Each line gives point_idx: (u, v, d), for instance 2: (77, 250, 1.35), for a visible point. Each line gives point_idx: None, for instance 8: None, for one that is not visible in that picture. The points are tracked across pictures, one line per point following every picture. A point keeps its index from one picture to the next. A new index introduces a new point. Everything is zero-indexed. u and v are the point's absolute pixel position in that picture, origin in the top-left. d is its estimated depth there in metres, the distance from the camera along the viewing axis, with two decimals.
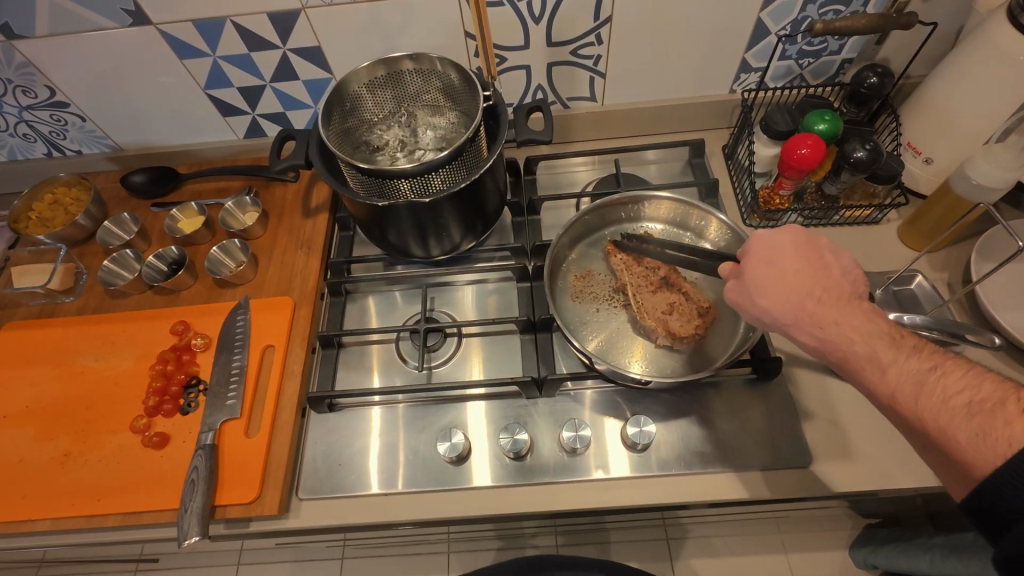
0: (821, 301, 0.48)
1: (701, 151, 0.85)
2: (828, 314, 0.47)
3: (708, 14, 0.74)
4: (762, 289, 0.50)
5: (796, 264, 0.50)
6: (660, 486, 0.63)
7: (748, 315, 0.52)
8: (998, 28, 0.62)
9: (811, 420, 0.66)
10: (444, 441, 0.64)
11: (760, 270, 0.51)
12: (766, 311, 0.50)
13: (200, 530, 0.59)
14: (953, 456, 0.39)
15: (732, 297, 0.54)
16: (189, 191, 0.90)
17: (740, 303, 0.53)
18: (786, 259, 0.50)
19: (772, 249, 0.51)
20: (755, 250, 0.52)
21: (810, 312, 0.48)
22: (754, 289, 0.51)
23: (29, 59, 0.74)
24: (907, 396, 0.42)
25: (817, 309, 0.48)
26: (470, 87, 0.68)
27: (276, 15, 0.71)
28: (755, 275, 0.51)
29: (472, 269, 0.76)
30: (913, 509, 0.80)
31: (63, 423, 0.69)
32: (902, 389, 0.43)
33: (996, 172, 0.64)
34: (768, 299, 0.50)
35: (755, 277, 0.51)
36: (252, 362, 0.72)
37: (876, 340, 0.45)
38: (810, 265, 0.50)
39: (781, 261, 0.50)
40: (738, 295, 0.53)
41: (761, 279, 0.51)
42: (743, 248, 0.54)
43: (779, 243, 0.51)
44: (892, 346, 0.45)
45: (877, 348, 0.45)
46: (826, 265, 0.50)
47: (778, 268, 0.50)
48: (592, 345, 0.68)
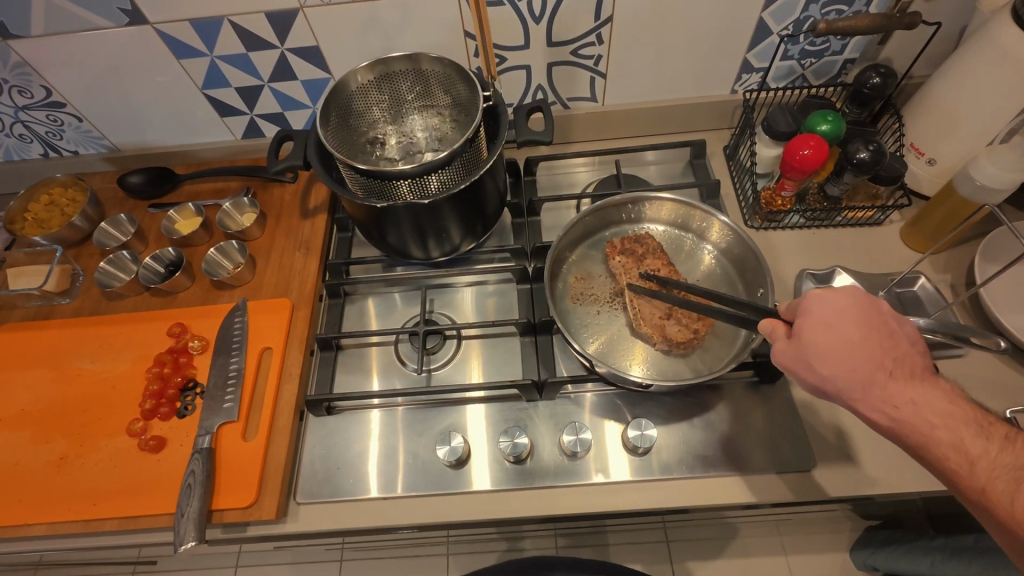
0: (893, 378, 0.45)
1: (702, 152, 0.84)
2: (903, 394, 0.45)
3: (710, 14, 0.73)
4: (825, 358, 0.46)
5: (863, 333, 0.46)
6: (661, 490, 0.62)
7: (803, 382, 0.48)
8: (1002, 28, 0.62)
9: (812, 423, 0.65)
10: (443, 444, 0.64)
11: (823, 339, 0.46)
12: (825, 381, 0.47)
13: (197, 535, 0.58)
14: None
15: (782, 359, 0.49)
16: (187, 192, 0.89)
17: (793, 369, 0.49)
18: (852, 327, 0.46)
19: (835, 314, 0.47)
20: (816, 314, 0.47)
21: (880, 389, 0.45)
22: (815, 359, 0.47)
23: (25, 59, 0.74)
24: (1001, 494, 0.42)
25: (888, 387, 0.45)
26: (469, 88, 0.68)
27: (274, 15, 0.70)
28: (815, 342, 0.47)
29: (471, 270, 0.76)
30: (915, 512, 0.80)
31: (59, 426, 0.69)
32: (994, 487, 0.42)
33: (1000, 174, 0.63)
34: (829, 370, 0.46)
35: (815, 345, 0.47)
36: (249, 365, 0.71)
37: (962, 428, 0.44)
38: (879, 334, 0.46)
39: (846, 331, 0.46)
40: (789, 357, 0.49)
41: (821, 345, 0.46)
42: (801, 308, 0.49)
43: (842, 309, 0.47)
44: (979, 436, 0.44)
45: (965, 439, 0.44)
46: (894, 333, 0.46)
47: (842, 337, 0.46)
48: (592, 348, 0.68)
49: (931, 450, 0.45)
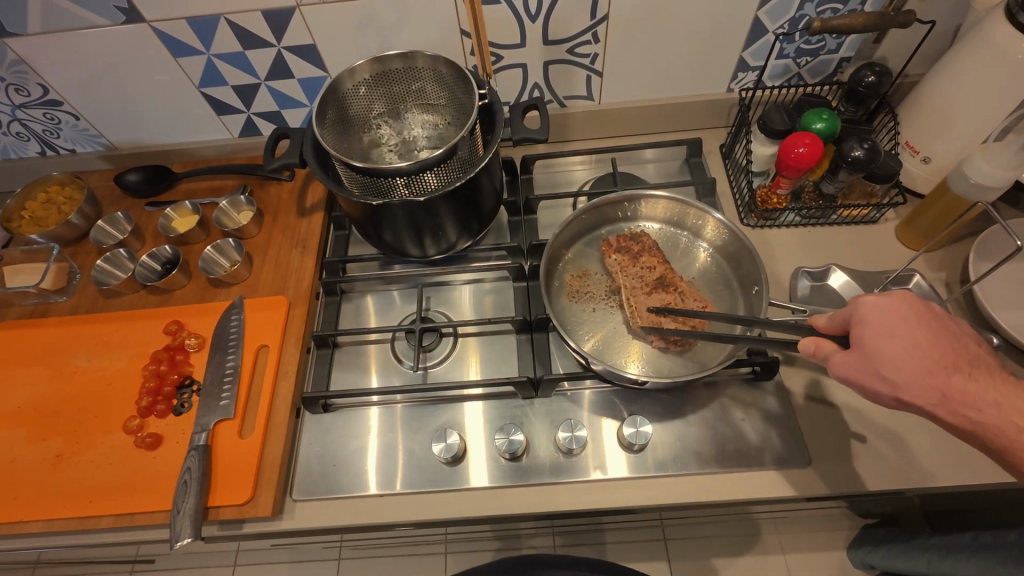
0: (970, 379, 0.45)
1: (698, 150, 0.84)
2: (985, 396, 0.44)
3: (706, 12, 0.74)
4: (899, 367, 0.44)
5: (928, 337, 0.45)
6: (656, 487, 0.63)
7: (874, 393, 0.46)
8: (996, 27, 0.62)
9: (807, 419, 0.65)
10: (439, 441, 0.64)
11: (893, 346, 0.44)
12: (902, 390, 0.44)
13: (193, 531, 0.58)
14: None
15: (844, 373, 0.46)
16: (184, 190, 0.90)
17: (859, 381, 0.46)
18: (915, 331, 0.45)
19: (896, 320, 0.45)
20: (878, 320, 0.45)
21: (960, 393, 0.44)
22: (888, 370, 0.44)
23: (22, 57, 0.74)
24: None
25: (968, 390, 0.44)
26: (465, 86, 0.68)
27: (270, 13, 0.70)
28: (884, 352, 0.44)
29: (468, 268, 0.76)
30: (911, 509, 0.80)
31: (56, 424, 0.69)
32: None
33: (994, 171, 0.64)
34: (907, 378, 0.44)
35: (882, 354, 0.44)
36: (246, 362, 0.71)
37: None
38: (939, 336, 0.45)
39: (912, 336, 0.45)
40: (852, 370, 0.46)
41: (891, 355, 0.44)
42: (858, 316, 0.46)
43: (901, 313, 0.45)
44: None
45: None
46: (953, 334, 0.46)
47: (907, 343, 0.44)
48: (588, 346, 0.68)
49: (1006, 444, 0.45)
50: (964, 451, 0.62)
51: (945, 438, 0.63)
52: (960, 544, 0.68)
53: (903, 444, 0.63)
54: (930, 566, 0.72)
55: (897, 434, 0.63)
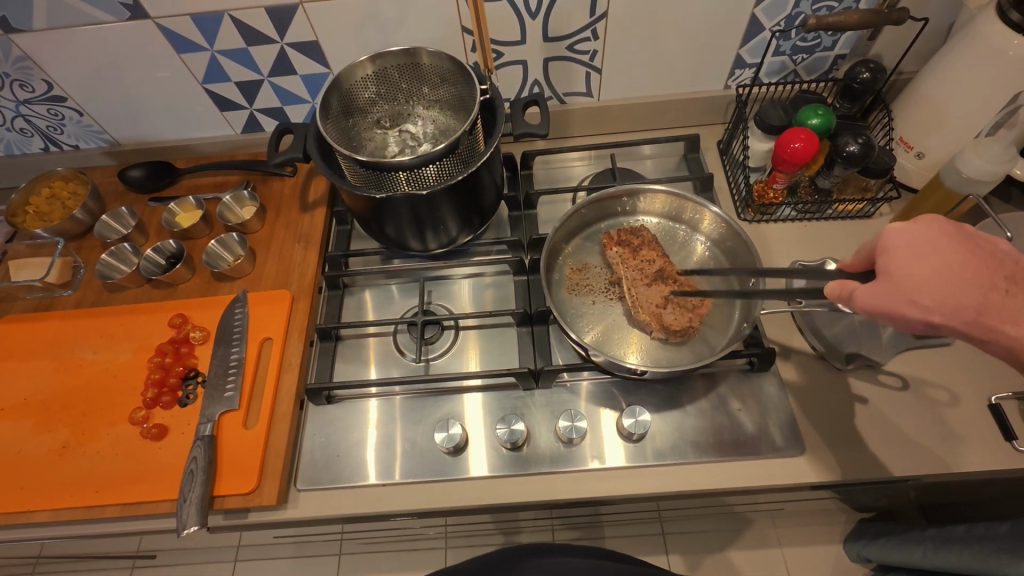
0: (1004, 295, 0.42)
1: (695, 146, 0.85)
2: (1017, 309, 0.42)
3: (703, 10, 0.75)
4: (928, 287, 0.42)
5: (956, 256, 0.43)
6: (653, 476, 0.64)
7: (906, 321, 0.43)
8: (988, 24, 0.63)
9: (802, 410, 0.66)
10: (441, 431, 0.65)
11: (917, 267, 0.43)
12: (934, 312, 0.42)
13: (199, 519, 0.59)
14: None
15: (876, 304, 0.43)
16: (187, 185, 0.90)
17: (889, 310, 0.43)
18: (941, 253, 0.43)
19: (919, 243, 0.44)
20: (898, 246, 0.44)
21: (990, 308, 0.42)
22: (918, 289, 0.42)
23: (27, 53, 0.74)
24: None
25: (1000, 305, 0.42)
26: (466, 80, 0.69)
27: (274, 10, 0.71)
28: (912, 274, 0.43)
29: (468, 262, 0.77)
30: (906, 502, 0.81)
31: (62, 415, 0.70)
32: None
33: (985, 165, 0.65)
34: (936, 300, 0.42)
35: (912, 276, 0.43)
36: (250, 355, 0.72)
37: None
38: (973, 255, 0.43)
39: (937, 256, 0.43)
40: (880, 299, 0.43)
41: (920, 275, 0.43)
42: (884, 245, 0.45)
43: (927, 237, 0.44)
44: None
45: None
46: (983, 254, 0.44)
47: (938, 265, 0.43)
48: (588, 337, 0.69)
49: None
50: (957, 441, 0.63)
51: (938, 429, 0.64)
52: (954, 535, 0.69)
53: (897, 435, 0.64)
54: (925, 559, 0.73)
55: (890, 424, 0.65)
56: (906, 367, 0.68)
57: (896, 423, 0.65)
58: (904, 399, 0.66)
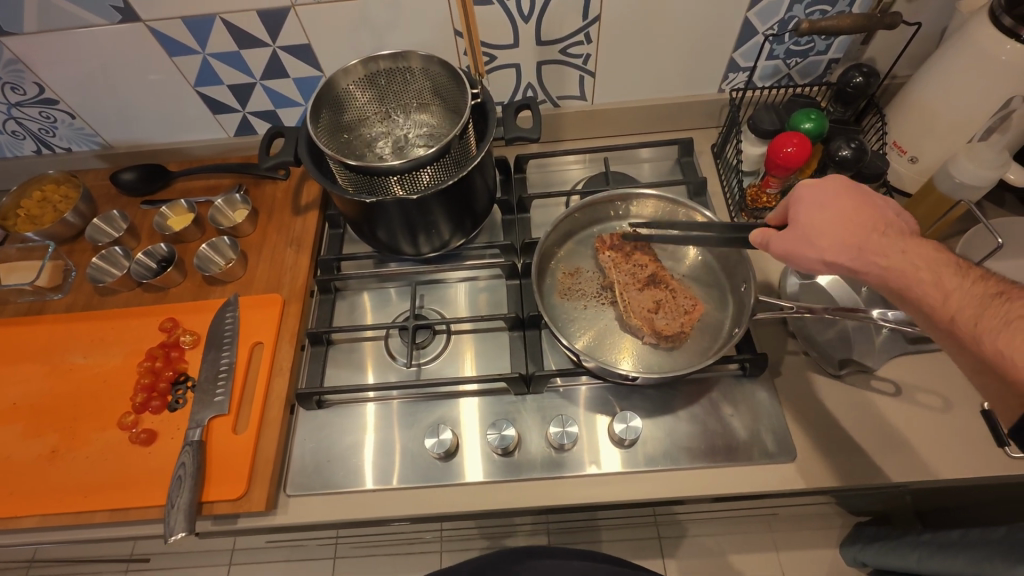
0: (893, 237, 0.50)
1: (689, 150, 0.85)
2: (897, 247, 0.49)
3: (695, 15, 0.75)
4: (821, 231, 0.51)
5: (852, 206, 0.51)
6: (646, 482, 0.63)
7: (807, 262, 0.51)
8: (980, 29, 0.63)
9: (797, 416, 0.66)
10: (432, 436, 0.65)
11: (817, 214, 0.51)
12: (827, 253, 0.51)
13: (187, 526, 0.59)
14: (1006, 374, 0.43)
15: (782, 248, 0.52)
16: (179, 189, 0.90)
17: (793, 252, 0.52)
18: (842, 202, 0.52)
19: (824, 194, 0.52)
20: (808, 198, 0.52)
21: (876, 247, 0.50)
22: (813, 234, 0.51)
23: (18, 56, 0.74)
24: (971, 321, 0.46)
25: (884, 244, 0.50)
26: (458, 84, 0.68)
27: (265, 13, 0.71)
28: (812, 221, 0.51)
29: (461, 266, 0.77)
30: (901, 507, 0.81)
31: (51, 420, 0.69)
32: (965, 316, 0.46)
33: (979, 171, 0.64)
34: (831, 241, 0.50)
35: (811, 224, 0.51)
36: (241, 359, 0.71)
37: (942, 270, 0.48)
38: (865, 205, 0.51)
39: (837, 204, 0.51)
40: (788, 244, 0.52)
41: (818, 222, 0.51)
42: (794, 196, 0.53)
43: (830, 191, 0.52)
44: (958, 275, 0.48)
45: (942, 276, 0.48)
46: (879, 206, 0.52)
47: (833, 212, 0.51)
48: (581, 342, 0.68)
49: (919, 296, 0.48)
50: (948, 445, 0.63)
51: (933, 434, 0.63)
52: (949, 541, 0.68)
53: (890, 439, 0.64)
54: (921, 563, 0.72)
55: (882, 428, 0.64)
56: (899, 372, 0.68)
57: (889, 429, 0.64)
58: (898, 405, 0.66)
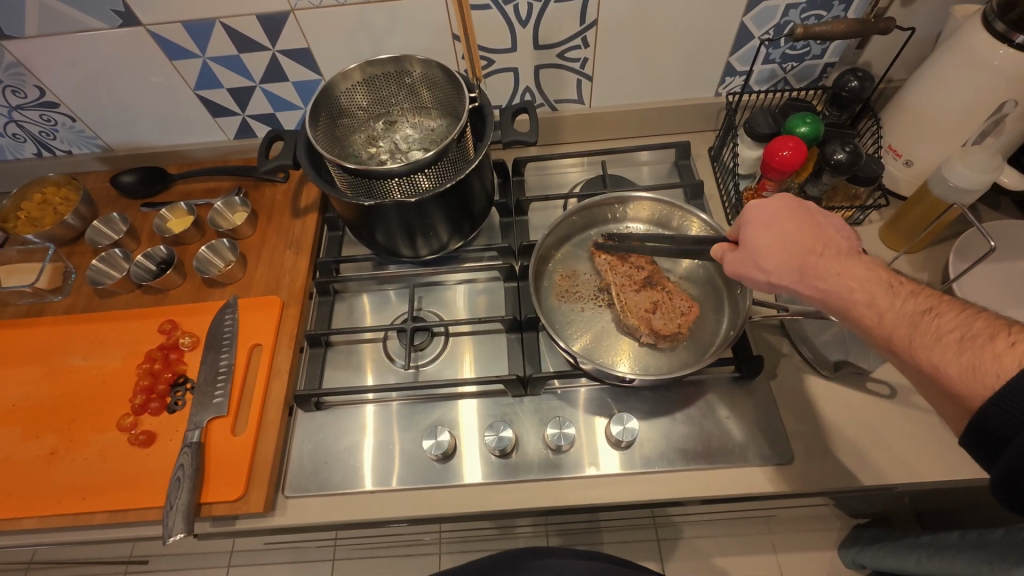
0: (831, 258, 0.52)
1: (687, 153, 0.86)
2: (836, 268, 0.52)
3: (692, 19, 0.75)
4: (763, 252, 0.54)
5: (793, 227, 0.54)
6: (643, 483, 0.64)
7: (754, 282, 0.56)
8: (973, 34, 0.64)
9: (793, 419, 0.66)
10: (430, 438, 0.65)
11: (760, 236, 0.55)
12: (771, 274, 0.54)
13: (185, 527, 0.59)
14: (947, 391, 0.43)
15: (732, 268, 0.57)
16: (179, 191, 0.91)
17: (741, 272, 0.56)
18: (785, 224, 0.55)
19: (769, 216, 0.55)
20: (754, 220, 0.56)
21: (814, 268, 0.52)
22: (756, 256, 0.55)
23: (19, 59, 0.75)
24: (903, 338, 0.46)
25: (822, 265, 0.52)
26: (457, 88, 0.69)
27: (264, 17, 0.71)
28: (755, 243, 0.55)
29: (460, 268, 0.77)
30: (899, 508, 0.81)
31: (51, 421, 0.70)
32: (897, 333, 0.47)
33: (973, 175, 0.65)
34: (773, 263, 0.54)
35: (756, 245, 0.55)
36: (240, 361, 0.72)
37: (876, 288, 0.49)
38: (807, 227, 0.54)
39: (781, 226, 0.55)
40: (737, 265, 0.57)
41: (761, 243, 0.55)
42: (740, 219, 0.57)
43: (775, 212, 0.56)
44: (890, 292, 0.49)
45: (875, 295, 0.49)
46: (822, 227, 0.55)
47: (775, 234, 0.54)
48: (578, 344, 0.69)
49: (858, 314, 0.50)
50: (943, 448, 0.63)
51: (928, 437, 0.64)
52: (947, 543, 0.68)
53: (885, 441, 0.64)
54: (918, 566, 0.72)
55: (876, 431, 0.65)
56: (894, 374, 0.68)
57: (885, 432, 0.65)
58: (893, 407, 0.66)
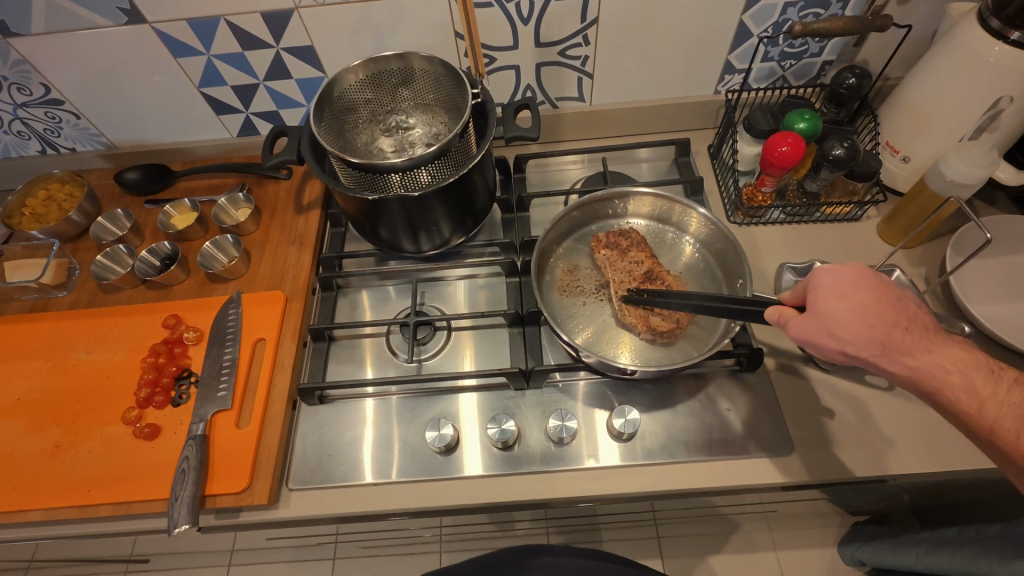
0: (912, 334, 0.47)
1: (686, 150, 0.87)
2: (923, 347, 0.47)
3: (692, 17, 0.76)
4: (843, 323, 0.46)
5: (874, 295, 0.47)
6: (644, 475, 0.64)
7: (825, 351, 0.48)
8: (969, 31, 0.65)
9: (793, 411, 0.67)
10: (432, 430, 0.65)
11: (838, 304, 0.47)
12: (848, 346, 0.47)
13: (190, 518, 0.60)
14: None
15: (800, 336, 0.48)
16: (182, 188, 0.91)
17: (811, 341, 0.48)
18: (863, 291, 0.47)
19: (845, 282, 0.48)
20: (829, 284, 0.48)
21: (899, 345, 0.47)
22: (834, 326, 0.47)
23: (24, 57, 0.75)
24: (1010, 431, 0.45)
25: (907, 342, 0.47)
26: (459, 85, 0.70)
27: (269, 15, 0.72)
28: (832, 311, 0.47)
29: (462, 263, 0.78)
30: (898, 504, 0.81)
31: (56, 414, 0.70)
32: (1003, 424, 0.46)
33: (970, 170, 0.66)
34: (854, 334, 0.46)
35: (832, 313, 0.47)
36: (243, 355, 0.72)
37: (975, 372, 0.47)
38: (886, 295, 0.48)
39: (860, 294, 0.47)
40: (806, 332, 0.48)
41: (841, 312, 0.47)
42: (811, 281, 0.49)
43: (851, 277, 0.48)
44: (991, 378, 0.47)
45: (976, 380, 0.47)
46: (899, 295, 0.48)
47: (856, 303, 0.47)
48: (580, 338, 0.69)
49: (947, 396, 0.47)
50: (941, 441, 0.63)
51: (924, 429, 0.64)
52: (946, 537, 0.69)
53: (884, 434, 0.65)
54: (918, 560, 0.73)
55: (876, 424, 0.65)
56: None
57: (884, 425, 0.65)
58: (891, 399, 0.67)
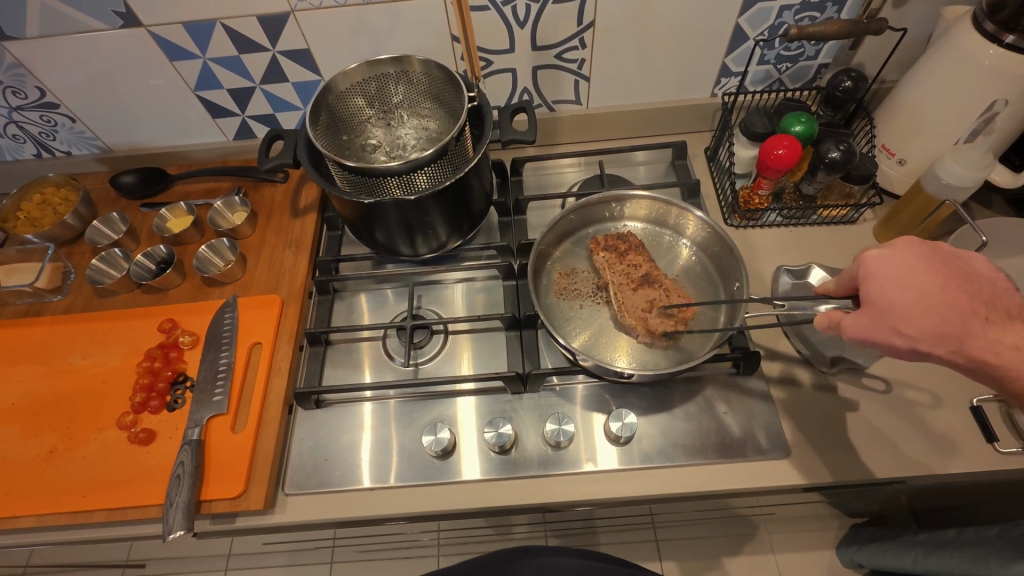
0: (988, 322, 0.44)
1: (683, 152, 0.87)
2: (997, 335, 0.44)
3: (689, 20, 0.76)
4: (905, 315, 0.44)
5: (940, 282, 0.44)
6: (641, 479, 0.64)
7: (890, 347, 0.46)
8: (964, 34, 0.65)
9: (791, 414, 0.67)
10: (430, 434, 0.65)
11: (897, 295, 0.45)
12: (916, 341, 0.44)
13: (185, 524, 0.59)
14: None
15: (858, 333, 0.47)
16: (178, 192, 0.91)
17: (872, 338, 0.46)
18: (923, 279, 0.45)
19: (898, 270, 0.45)
20: (882, 274, 0.46)
21: (977, 334, 0.43)
22: (895, 320, 0.44)
23: (20, 60, 0.75)
24: None
25: (982, 332, 0.44)
26: (457, 89, 0.69)
27: (265, 18, 0.72)
28: (891, 303, 0.45)
29: (459, 266, 0.78)
30: (896, 507, 0.81)
31: (51, 420, 0.70)
32: None
33: (966, 173, 0.66)
34: (919, 327, 0.44)
35: (891, 306, 0.45)
36: (240, 360, 0.72)
37: None
38: (953, 280, 0.44)
39: (920, 282, 0.44)
40: (864, 329, 0.46)
41: (901, 305, 0.44)
42: (862, 272, 0.47)
43: (907, 264, 0.45)
44: None
45: None
46: (970, 279, 0.45)
47: (916, 294, 0.44)
48: (577, 341, 0.69)
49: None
50: (940, 443, 0.63)
51: (922, 431, 0.65)
52: (945, 540, 0.69)
53: (882, 437, 0.64)
54: (916, 563, 0.73)
55: (875, 427, 0.65)
56: (890, 369, 0.69)
57: (881, 428, 0.65)
58: (888, 402, 0.67)
